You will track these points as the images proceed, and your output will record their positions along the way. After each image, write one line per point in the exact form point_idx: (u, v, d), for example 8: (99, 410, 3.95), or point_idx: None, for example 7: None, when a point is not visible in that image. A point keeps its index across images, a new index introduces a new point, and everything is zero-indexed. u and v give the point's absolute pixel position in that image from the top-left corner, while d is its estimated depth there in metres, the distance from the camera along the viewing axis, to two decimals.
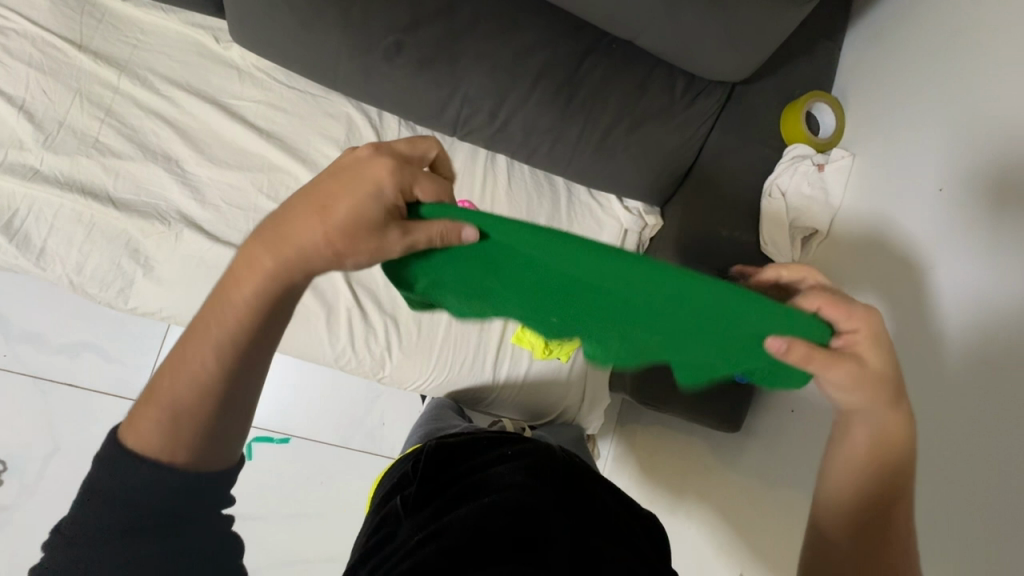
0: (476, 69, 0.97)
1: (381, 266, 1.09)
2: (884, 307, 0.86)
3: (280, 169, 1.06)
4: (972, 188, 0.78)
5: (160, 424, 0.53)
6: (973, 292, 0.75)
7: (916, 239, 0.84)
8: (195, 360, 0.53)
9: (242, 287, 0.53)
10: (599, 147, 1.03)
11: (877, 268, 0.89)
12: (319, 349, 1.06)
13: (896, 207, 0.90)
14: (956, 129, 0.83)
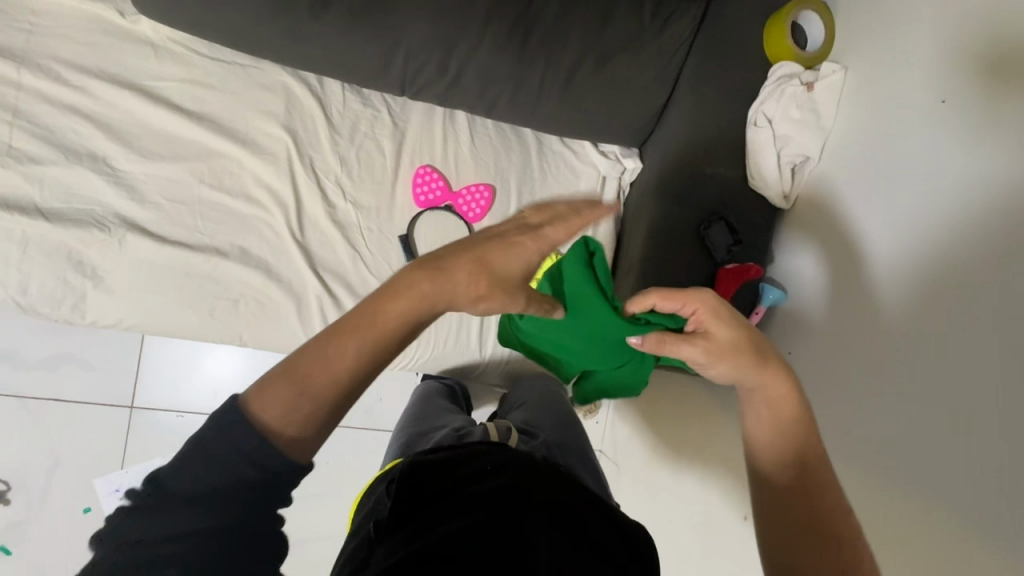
0: (415, 16, 0.86)
1: (346, 247, 1.02)
2: (891, 238, 0.78)
3: (221, 155, 0.97)
4: (980, 92, 0.69)
5: (293, 403, 0.50)
6: (983, 210, 0.67)
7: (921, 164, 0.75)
8: (342, 362, 0.51)
9: (403, 307, 0.53)
10: (563, 90, 0.93)
11: (887, 204, 0.79)
12: (294, 341, 1.02)
13: (895, 120, 0.80)
14: (961, 23, 0.72)
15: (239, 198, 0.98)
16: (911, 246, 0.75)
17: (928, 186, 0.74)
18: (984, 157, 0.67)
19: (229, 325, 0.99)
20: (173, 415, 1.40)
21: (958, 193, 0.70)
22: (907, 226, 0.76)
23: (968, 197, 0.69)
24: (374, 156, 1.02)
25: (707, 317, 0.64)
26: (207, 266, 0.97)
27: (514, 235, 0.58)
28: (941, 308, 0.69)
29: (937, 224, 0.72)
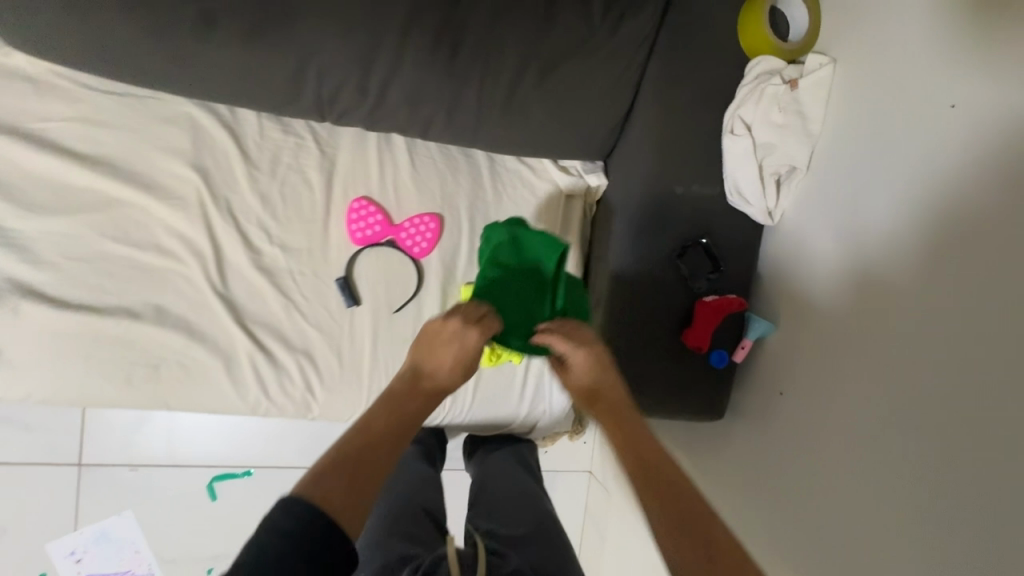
0: (323, 34, 0.73)
1: (277, 297, 0.90)
2: (898, 269, 0.67)
3: (123, 203, 0.85)
4: (1009, 106, 0.58)
5: (342, 485, 0.55)
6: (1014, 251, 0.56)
7: (932, 185, 0.64)
8: (379, 453, 0.60)
9: (415, 399, 0.67)
10: (506, 108, 0.80)
11: (891, 224, 0.69)
12: (229, 403, 0.92)
13: (896, 131, 0.69)
14: (982, 18, 0.60)
15: (148, 249, 0.86)
16: (924, 281, 0.64)
17: (940, 206, 0.63)
18: (1014, 176, 0.57)
19: (152, 392, 0.89)
20: (126, 469, 1.31)
21: (981, 217, 0.60)
22: (916, 252, 0.65)
23: (993, 222, 0.58)
24: (300, 190, 0.90)
25: (580, 359, 0.71)
26: (117, 329, 0.86)
27: (463, 331, 0.70)
28: (965, 357, 0.59)
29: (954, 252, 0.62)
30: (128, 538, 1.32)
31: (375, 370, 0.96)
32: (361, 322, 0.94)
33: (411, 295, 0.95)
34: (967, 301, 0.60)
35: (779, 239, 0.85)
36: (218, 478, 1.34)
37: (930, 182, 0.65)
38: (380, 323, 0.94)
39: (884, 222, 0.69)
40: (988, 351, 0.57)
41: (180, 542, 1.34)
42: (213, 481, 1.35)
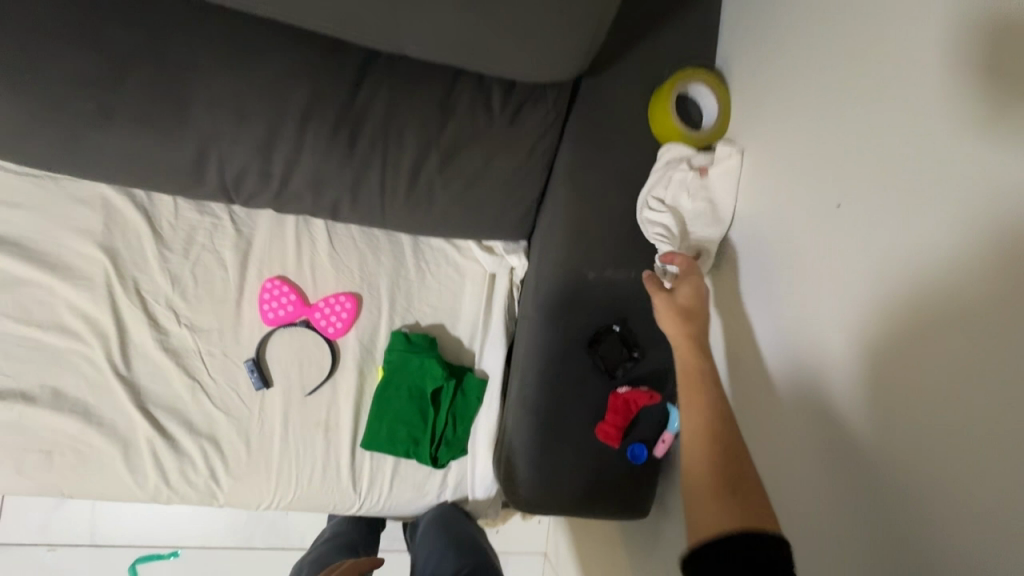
0: (222, 123, 0.73)
1: (182, 379, 0.87)
2: (809, 370, 0.63)
3: (29, 284, 0.84)
4: (884, 206, 0.54)
5: None
6: (911, 363, 0.52)
7: (830, 286, 0.60)
8: None
9: None
10: (412, 192, 0.80)
11: (795, 320, 0.65)
12: (127, 491, 0.87)
13: (791, 224, 0.66)
14: (854, 114, 0.58)
15: (50, 330, 0.84)
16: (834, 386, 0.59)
17: (833, 311, 0.60)
18: (903, 296, 0.52)
19: (44, 480, 0.85)
20: (44, 549, 1.24)
21: (874, 333, 0.55)
22: (819, 354, 0.62)
23: (893, 340, 0.54)
24: (214, 269, 0.88)
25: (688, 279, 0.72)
26: (10, 415, 0.83)
27: None
28: (862, 477, 0.56)
29: (852, 363, 0.58)
30: None
31: (285, 458, 0.91)
32: (271, 405, 0.90)
33: (325, 376, 0.91)
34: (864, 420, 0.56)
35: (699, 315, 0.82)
36: (143, 559, 1.27)
37: (823, 284, 0.61)
38: (291, 406, 0.90)
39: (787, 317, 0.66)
40: (883, 484, 0.54)
41: None
42: (138, 561, 1.27)
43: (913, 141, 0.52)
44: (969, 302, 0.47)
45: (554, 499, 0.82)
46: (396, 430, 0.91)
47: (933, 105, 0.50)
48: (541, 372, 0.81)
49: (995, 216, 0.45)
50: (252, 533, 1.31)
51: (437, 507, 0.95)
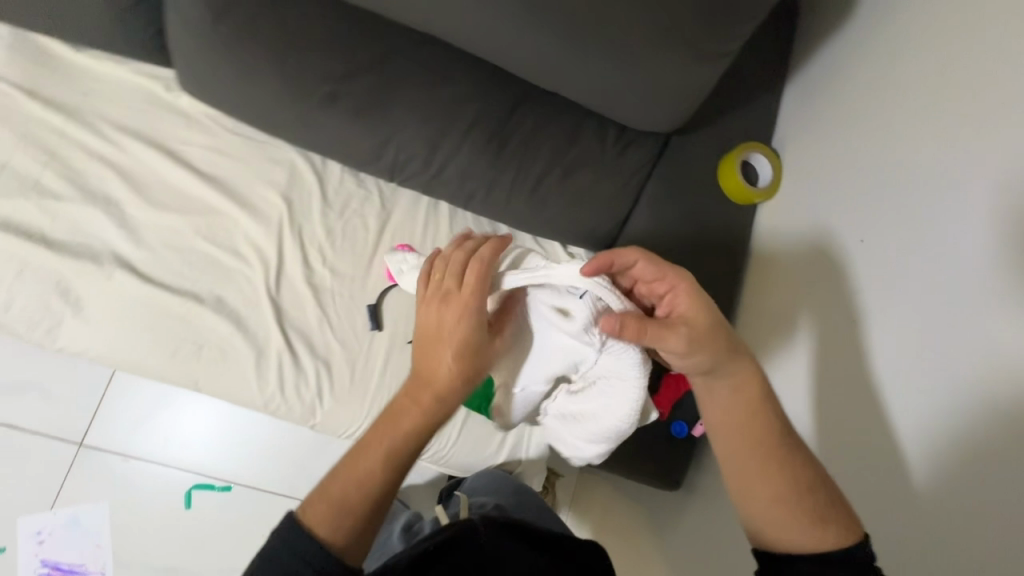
0: (410, 119, 0.99)
1: (315, 309, 1.07)
2: (833, 352, 0.85)
3: (222, 213, 1.08)
4: (892, 232, 0.80)
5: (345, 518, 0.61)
6: (911, 325, 0.74)
7: (854, 288, 0.84)
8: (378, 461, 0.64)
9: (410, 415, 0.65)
10: (532, 194, 1.04)
11: (814, 317, 0.90)
12: (248, 393, 1.05)
13: (825, 249, 0.91)
14: (876, 175, 0.85)
15: (227, 250, 1.06)
16: (852, 359, 0.81)
17: (842, 308, 0.85)
18: (908, 279, 0.76)
19: (189, 368, 1.03)
20: (119, 458, 1.38)
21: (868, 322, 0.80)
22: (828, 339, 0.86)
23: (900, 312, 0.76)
24: (358, 231, 1.11)
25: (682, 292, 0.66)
26: (182, 309, 1.03)
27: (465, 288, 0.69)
28: (849, 423, 0.80)
29: (848, 343, 0.82)
30: (93, 530, 1.34)
31: (378, 392, 1.08)
32: (378, 345, 1.09)
33: None
34: (853, 381, 0.80)
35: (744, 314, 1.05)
36: (198, 487, 1.39)
37: (837, 291, 0.86)
38: (393, 349, 1.09)
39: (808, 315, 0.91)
40: (874, 431, 0.76)
41: (141, 546, 1.35)
42: (193, 489, 1.39)
43: (915, 183, 0.79)
44: (958, 274, 0.70)
45: (600, 454, 0.98)
46: None
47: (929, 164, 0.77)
48: None
49: (960, 236, 0.71)
50: (297, 486, 1.41)
51: (495, 462, 1.10)
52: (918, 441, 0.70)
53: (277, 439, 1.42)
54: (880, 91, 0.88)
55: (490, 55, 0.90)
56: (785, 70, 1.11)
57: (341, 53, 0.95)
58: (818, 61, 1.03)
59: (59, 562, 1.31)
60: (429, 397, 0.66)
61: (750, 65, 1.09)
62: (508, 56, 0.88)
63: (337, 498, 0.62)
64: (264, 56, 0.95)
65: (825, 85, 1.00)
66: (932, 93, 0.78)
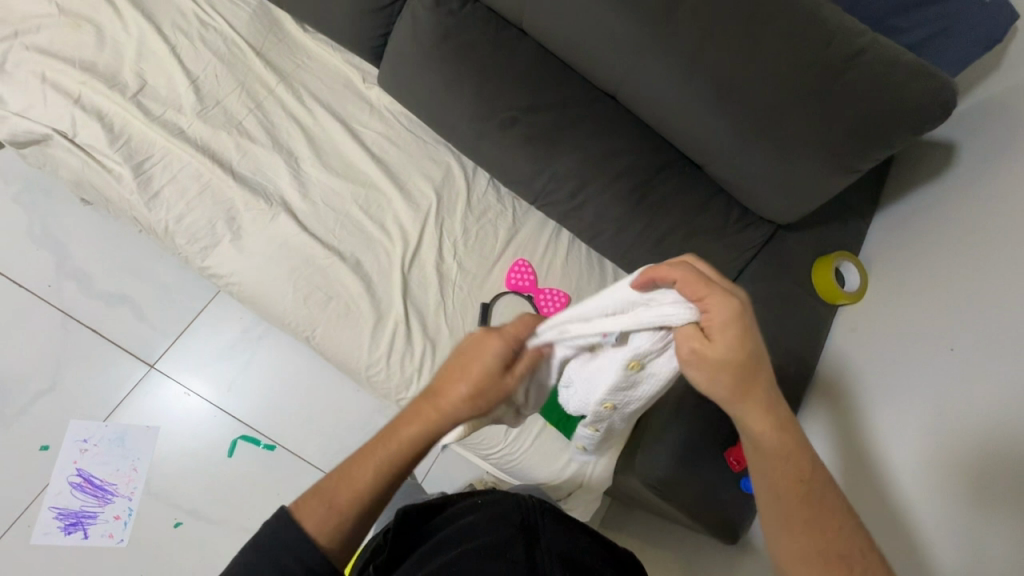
0: (570, 155, 1.15)
1: (436, 292, 1.16)
2: (915, 445, 0.91)
3: (379, 190, 1.21)
4: (976, 345, 0.87)
5: (327, 513, 0.62)
6: (986, 427, 0.80)
7: (935, 389, 0.91)
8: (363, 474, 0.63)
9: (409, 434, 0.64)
10: (655, 245, 1.16)
11: (893, 407, 0.97)
12: (357, 351, 1.12)
13: (909, 350, 0.99)
14: (962, 294, 0.94)
15: (375, 222, 1.19)
16: (934, 455, 0.87)
17: (919, 403, 0.92)
18: (986, 386, 0.83)
19: (312, 314, 1.12)
20: (180, 390, 1.41)
21: (948, 425, 0.86)
22: (905, 426, 0.94)
23: (980, 415, 0.82)
24: (488, 237, 1.23)
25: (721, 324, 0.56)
26: (324, 261, 1.13)
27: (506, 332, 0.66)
28: (915, 511, 0.88)
29: (926, 437, 0.89)
30: (135, 453, 1.35)
31: None
32: None
33: None
34: (926, 473, 0.88)
35: (828, 391, 1.13)
36: (244, 439, 1.40)
37: (920, 388, 0.93)
38: None
39: (886, 400, 0.99)
40: (953, 522, 0.81)
41: (171, 482, 1.35)
42: (239, 439, 1.40)
43: (999, 304, 0.86)
44: None
45: (680, 491, 1.04)
46: (554, 405, 1.13)
47: (1012, 290, 0.85)
48: (696, 396, 1.09)
49: None
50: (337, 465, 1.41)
51: (558, 476, 1.17)
52: (987, 542, 0.75)
53: (330, 414, 1.44)
54: (982, 224, 0.98)
55: (658, 121, 1.07)
56: (881, 203, 1.29)
57: (532, 89, 1.13)
58: (913, 199, 1.19)
59: (93, 476, 1.32)
60: (435, 413, 0.64)
61: (855, 191, 1.27)
62: (673, 126, 1.06)
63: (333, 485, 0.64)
64: (467, 76, 1.13)
65: (920, 216, 1.15)
66: (1018, 231, 0.89)
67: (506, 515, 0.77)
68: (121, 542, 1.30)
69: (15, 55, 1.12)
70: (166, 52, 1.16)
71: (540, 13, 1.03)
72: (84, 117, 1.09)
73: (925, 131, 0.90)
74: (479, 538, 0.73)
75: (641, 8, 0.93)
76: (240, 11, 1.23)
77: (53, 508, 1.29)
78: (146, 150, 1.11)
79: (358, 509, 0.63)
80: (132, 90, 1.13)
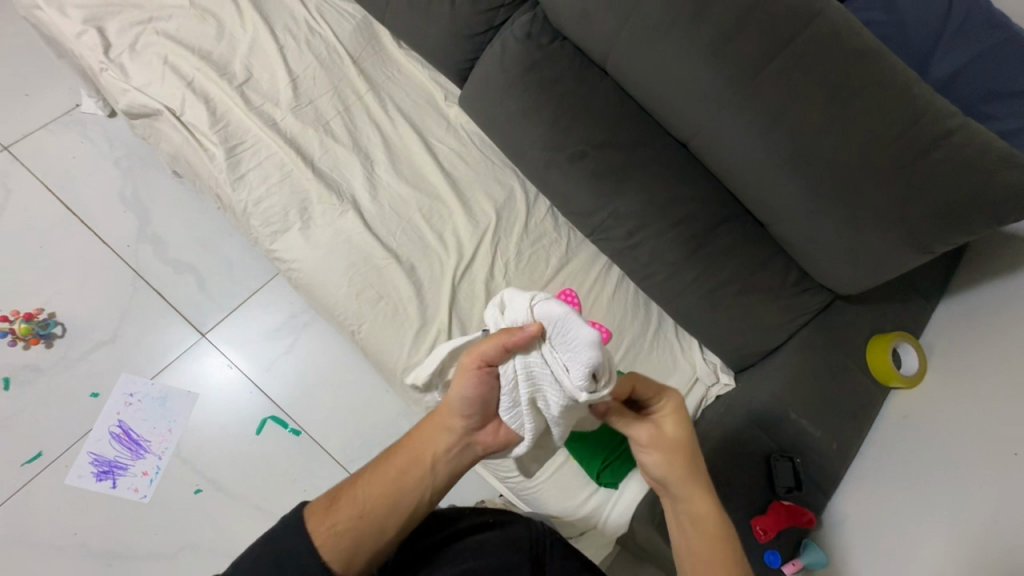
0: (633, 195, 1.16)
1: (482, 308, 1.19)
2: (963, 549, 0.86)
3: (443, 203, 1.25)
4: None
5: (323, 519, 0.66)
6: None
7: (992, 496, 0.87)
8: (365, 481, 0.70)
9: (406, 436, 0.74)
10: (706, 296, 1.15)
11: (943, 506, 0.93)
12: (398, 352, 1.15)
13: (965, 448, 0.95)
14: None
15: (434, 231, 1.23)
16: (984, 564, 0.83)
17: (974, 506, 0.88)
18: None
19: (363, 311, 1.16)
20: (224, 363, 1.47)
21: (1006, 536, 0.82)
22: (956, 528, 0.89)
23: None
24: (540, 262, 1.26)
25: (666, 408, 0.73)
26: (383, 262, 1.18)
27: None
28: None
29: (979, 546, 0.85)
30: (172, 415, 1.42)
31: None
32: None
33: None
34: None
35: (875, 470, 1.08)
36: (274, 419, 1.44)
37: (974, 489, 0.90)
38: None
39: (937, 499, 0.95)
40: None
41: (199, 449, 1.40)
42: (269, 419, 1.45)
43: None
44: None
45: None
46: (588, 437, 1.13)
47: None
48: (728, 455, 1.05)
49: None
50: (354, 461, 1.44)
51: (575, 513, 1.14)
52: None
53: (358, 409, 1.47)
54: None
55: (728, 174, 1.08)
56: (948, 289, 1.24)
57: (605, 127, 1.16)
58: (981, 290, 1.15)
59: (132, 430, 1.39)
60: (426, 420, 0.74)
61: (922, 272, 1.22)
62: (742, 181, 1.06)
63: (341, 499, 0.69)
64: (545, 107, 1.18)
65: (984, 308, 1.11)
66: None
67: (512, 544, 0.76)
68: (144, 498, 1.35)
69: (146, 38, 1.24)
70: (273, 51, 1.26)
71: (626, 58, 1.07)
72: (192, 99, 1.19)
73: (1008, 223, 0.87)
74: (481, 560, 0.73)
75: (729, 65, 0.95)
76: (344, 22, 1.33)
77: (90, 454, 1.36)
78: (241, 135, 1.20)
79: (353, 513, 0.67)
80: (238, 81, 1.23)
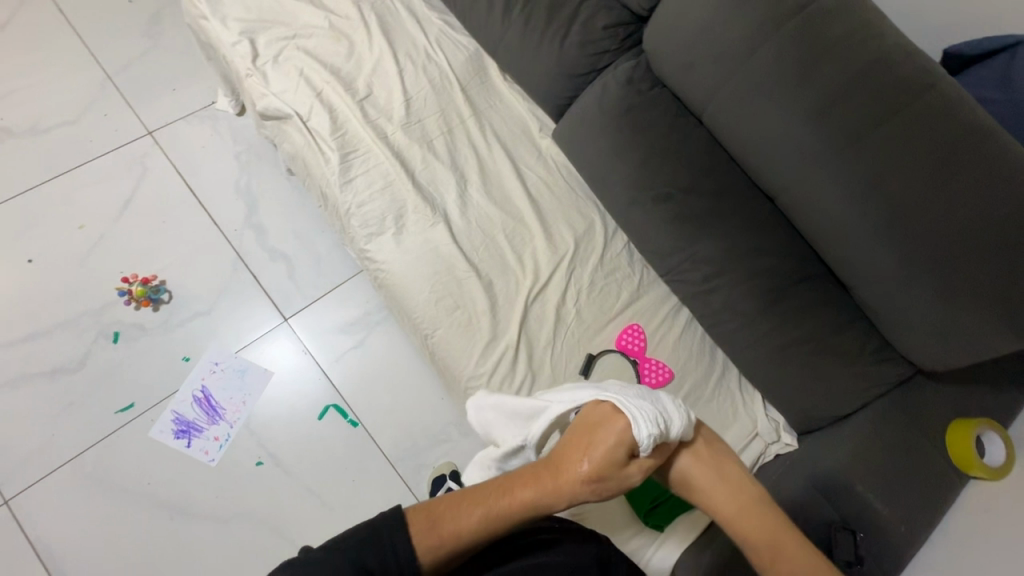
0: (713, 241, 1.18)
1: (550, 330, 1.23)
2: None
3: (526, 226, 1.32)
4: None
5: (431, 538, 0.69)
6: None
7: None
8: (475, 512, 0.72)
9: (525, 490, 0.75)
10: (776, 352, 1.15)
11: None
12: (465, 361, 1.21)
13: None
14: None
15: (514, 252, 1.29)
16: None
17: None
18: None
19: (438, 317, 1.23)
20: (299, 347, 1.59)
21: None
22: None
23: None
24: (611, 294, 1.29)
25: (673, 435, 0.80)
26: (464, 275, 1.25)
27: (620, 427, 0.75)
28: None
29: None
30: (247, 388, 1.53)
31: None
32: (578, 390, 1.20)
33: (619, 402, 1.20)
34: None
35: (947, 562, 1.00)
36: (336, 408, 1.53)
37: None
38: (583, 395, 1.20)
39: None
40: None
41: (266, 424, 1.50)
42: (331, 407, 1.53)
43: None
44: None
45: None
46: None
47: None
48: None
49: None
50: (402, 459, 1.50)
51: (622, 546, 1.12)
52: None
53: (414, 410, 1.54)
54: None
55: (815, 233, 1.08)
56: None
57: (693, 173, 1.20)
58: None
59: (212, 396, 1.51)
60: (551, 484, 0.75)
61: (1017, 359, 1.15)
62: (830, 242, 1.06)
63: (450, 522, 0.71)
64: (636, 147, 1.23)
65: None
66: None
67: (579, 551, 0.77)
68: (212, 461, 1.46)
69: (287, 51, 1.40)
70: (393, 72, 1.39)
71: (725, 111, 1.11)
72: (318, 108, 1.33)
73: None
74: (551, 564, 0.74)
75: (834, 128, 0.97)
76: (458, 52, 1.45)
77: (173, 413, 1.49)
78: (355, 145, 1.33)
79: (459, 542, 0.70)
80: (360, 96, 1.37)
